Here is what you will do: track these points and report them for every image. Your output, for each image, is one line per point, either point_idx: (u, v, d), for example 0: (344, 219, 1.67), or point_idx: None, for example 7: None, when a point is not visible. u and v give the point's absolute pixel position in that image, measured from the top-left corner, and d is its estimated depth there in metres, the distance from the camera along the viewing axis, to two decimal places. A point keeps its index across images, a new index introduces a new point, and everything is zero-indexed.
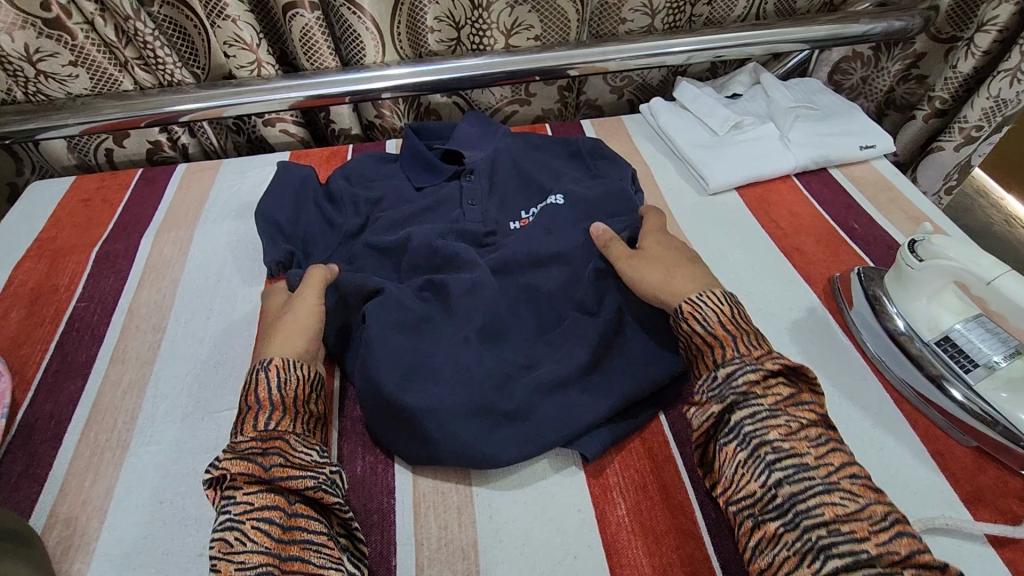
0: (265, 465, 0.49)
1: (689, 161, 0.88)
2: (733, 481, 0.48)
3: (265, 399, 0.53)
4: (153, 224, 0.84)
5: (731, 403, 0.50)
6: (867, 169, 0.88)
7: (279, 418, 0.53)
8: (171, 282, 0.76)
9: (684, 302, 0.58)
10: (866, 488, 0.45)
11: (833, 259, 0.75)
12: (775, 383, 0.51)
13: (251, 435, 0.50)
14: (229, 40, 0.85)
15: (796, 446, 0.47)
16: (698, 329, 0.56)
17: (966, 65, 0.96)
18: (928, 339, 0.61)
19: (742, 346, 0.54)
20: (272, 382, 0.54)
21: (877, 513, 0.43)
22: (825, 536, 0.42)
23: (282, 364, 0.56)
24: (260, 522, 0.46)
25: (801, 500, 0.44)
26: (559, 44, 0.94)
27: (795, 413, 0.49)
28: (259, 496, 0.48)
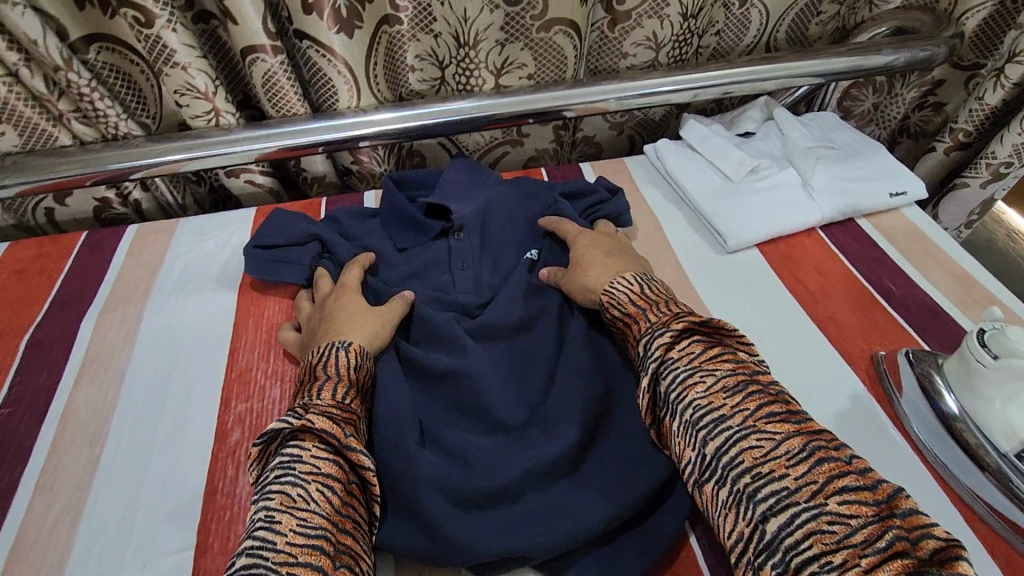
0: (343, 431, 0.48)
1: (702, 213, 0.79)
2: (674, 452, 0.47)
3: (342, 374, 0.54)
4: (96, 302, 0.73)
5: (652, 370, 0.49)
6: (896, 217, 0.80)
7: (352, 397, 0.53)
8: (115, 378, 0.65)
9: (602, 294, 0.60)
10: (784, 422, 0.43)
11: (873, 331, 0.66)
12: (689, 341, 0.50)
13: (333, 401, 0.51)
14: (180, 88, 0.75)
15: (712, 398, 0.45)
16: (616, 313, 0.57)
17: (994, 98, 0.88)
18: (1008, 451, 0.53)
19: (654, 314, 0.54)
20: (351, 362, 0.56)
21: (795, 446, 0.41)
22: (750, 483, 0.41)
23: (358, 351, 0.57)
24: (326, 488, 0.44)
25: (724, 452, 0.43)
26: (555, 83, 0.85)
27: (708, 365, 0.48)
28: (327, 463, 0.46)
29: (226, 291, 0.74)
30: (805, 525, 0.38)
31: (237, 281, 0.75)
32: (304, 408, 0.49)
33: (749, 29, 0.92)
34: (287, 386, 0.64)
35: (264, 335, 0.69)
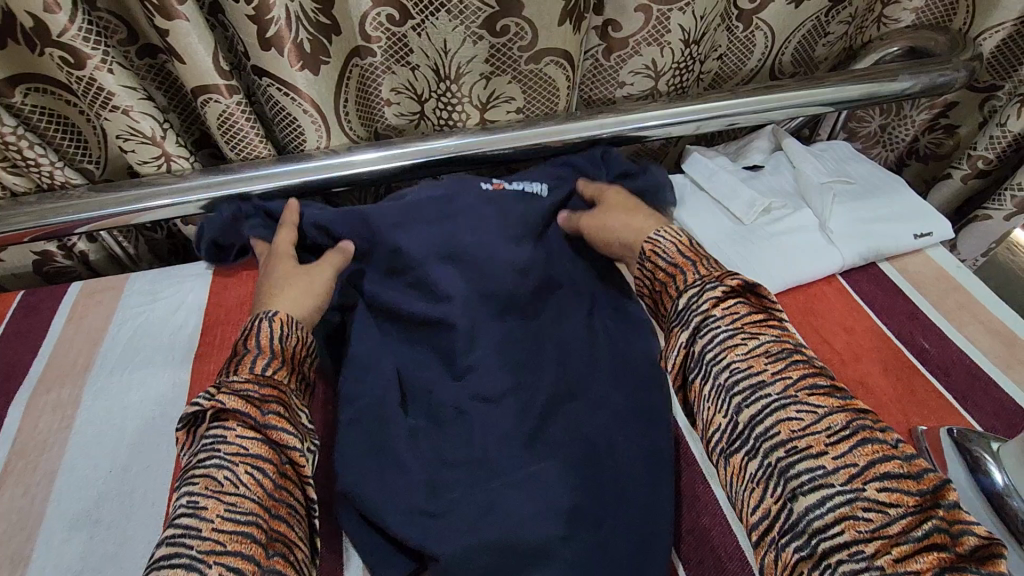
0: (261, 411, 0.48)
1: (713, 261, 0.72)
2: (704, 418, 0.49)
3: (265, 346, 0.53)
4: (29, 380, 0.64)
5: (694, 327, 0.51)
6: (923, 261, 0.73)
7: (278, 369, 0.53)
8: (45, 478, 0.56)
9: (645, 241, 0.60)
10: (827, 397, 0.44)
11: (910, 401, 0.59)
12: (735, 302, 0.51)
13: (249, 377, 0.50)
14: (123, 132, 0.66)
15: (753, 364, 0.47)
16: (660, 262, 0.58)
17: (1018, 124, 0.82)
18: None
19: (700, 269, 0.55)
20: (273, 334, 0.54)
21: (836, 424, 0.42)
22: (784, 458, 0.42)
23: (286, 321, 0.56)
24: (254, 471, 0.45)
25: (759, 423, 0.45)
26: (546, 118, 0.77)
27: (752, 331, 0.49)
28: (256, 444, 0.47)
29: (179, 363, 0.65)
30: (836, 508, 0.39)
31: (192, 351, 0.66)
32: (218, 388, 0.49)
33: (753, 52, 0.85)
34: None
35: None
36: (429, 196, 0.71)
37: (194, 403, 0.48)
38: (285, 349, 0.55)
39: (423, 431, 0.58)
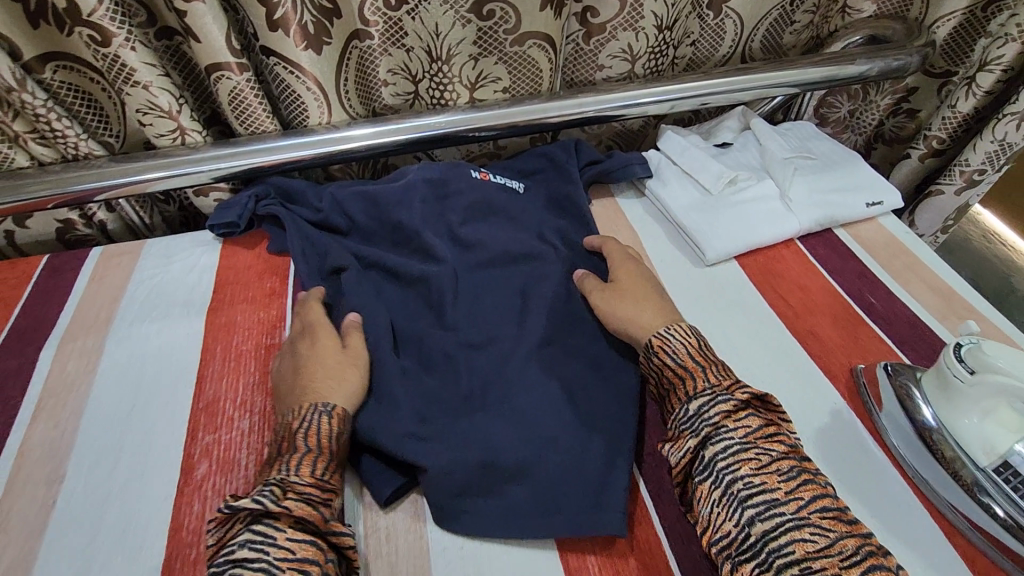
0: (319, 515, 0.48)
1: (682, 227, 0.79)
2: (710, 520, 0.49)
3: (320, 443, 0.53)
4: (57, 330, 0.70)
5: (706, 437, 0.51)
6: (875, 228, 0.80)
7: (330, 470, 0.53)
8: (73, 412, 0.62)
9: (654, 336, 0.59)
10: (837, 520, 0.46)
11: (854, 345, 0.65)
12: (746, 415, 0.52)
13: (312, 480, 0.50)
14: (143, 107, 0.72)
15: (767, 481, 0.48)
16: (668, 361, 0.57)
17: (966, 106, 0.89)
18: (984, 465, 0.52)
19: (712, 375, 0.55)
20: (332, 431, 0.54)
21: (848, 547, 0.44)
22: (799, 575, 0.43)
23: (342, 415, 0.56)
24: (304, 574, 0.44)
25: (771, 538, 0.46)
26: (530, 97, 0.84)
27: (765, 445, 0.50)
28: (306, 546, 0.47)
29: (193, 317, 0.71)
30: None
31: (205, 306, 0.72)
32: (279, 487, 0.48)
33: (725, 38, 0.91)
34: (257, 419, 0.62)
35: (232, 364, 0.66)
36: (425, 176, 0.80)
37: (250, 498, 0.47)
38: (338, 449, 0.55)
39: (414, 372, 0.65)
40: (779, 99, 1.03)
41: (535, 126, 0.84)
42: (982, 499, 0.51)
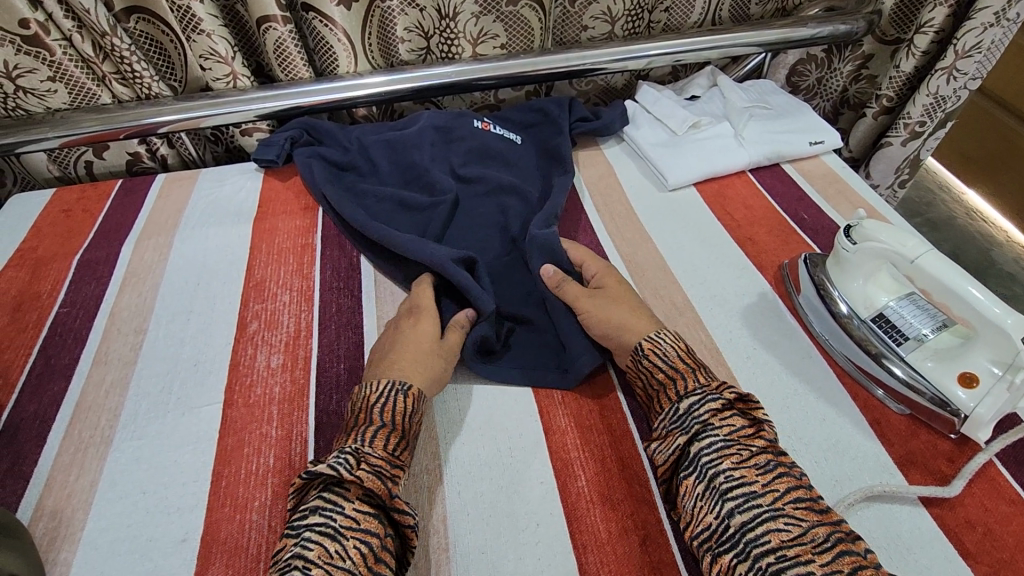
0: (387, 489, 0.49)
1: (650, 160, 0.92)
2: (692, 515, 0.49)
3: (396, 422, 0.54)
4: (133, 231, 0.86)
5: (693, 432, 0.52)
6: (817, 163, 0.94)
7: (400, 445, 0.54)
8: (152, 287, 0.78)
9: (644, 340, 0.60)
10: (810, 510, 0.46)
11: (783, 247, 0.80)
12: (731, 414, 0.53)
13: (384, 454, 0.51)
14: (205, 53, 0.89)
15: (746, 473, 0.48)
16: (658, 363, 0.57)
17: (907, 65, 1.01)
18: (865, 316, 0.65)
19: (701, 378, 0.56)
20: (406, 409, 0.56)
21: (819, 535, 0.44)
22: (773, 563, 0.43)
23: (417, 396, 0.57)
24: (362, 544, 0.46)
25: (749, 527, 0.45)
26: (524, 52, 1.00)
27: (747, 441, 0.51)
28: (368, 519, 0.48)
29: (243, 224, 0.87)
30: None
31: (252, 216, 0.88)
32: (356, 455, 0.50)
33: (695, 6, 1.05)
34: (295, 294, 0.76)
35: (275, 257, 0.82)
36: (434, 124, 0.92)
37: (328, 461, 0.49)
38: (411, 429, 0.56)
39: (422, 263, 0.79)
40: (766, 55, 1.13)
41: (528, 77, 0.99)
42: (863, 344, 0.64)
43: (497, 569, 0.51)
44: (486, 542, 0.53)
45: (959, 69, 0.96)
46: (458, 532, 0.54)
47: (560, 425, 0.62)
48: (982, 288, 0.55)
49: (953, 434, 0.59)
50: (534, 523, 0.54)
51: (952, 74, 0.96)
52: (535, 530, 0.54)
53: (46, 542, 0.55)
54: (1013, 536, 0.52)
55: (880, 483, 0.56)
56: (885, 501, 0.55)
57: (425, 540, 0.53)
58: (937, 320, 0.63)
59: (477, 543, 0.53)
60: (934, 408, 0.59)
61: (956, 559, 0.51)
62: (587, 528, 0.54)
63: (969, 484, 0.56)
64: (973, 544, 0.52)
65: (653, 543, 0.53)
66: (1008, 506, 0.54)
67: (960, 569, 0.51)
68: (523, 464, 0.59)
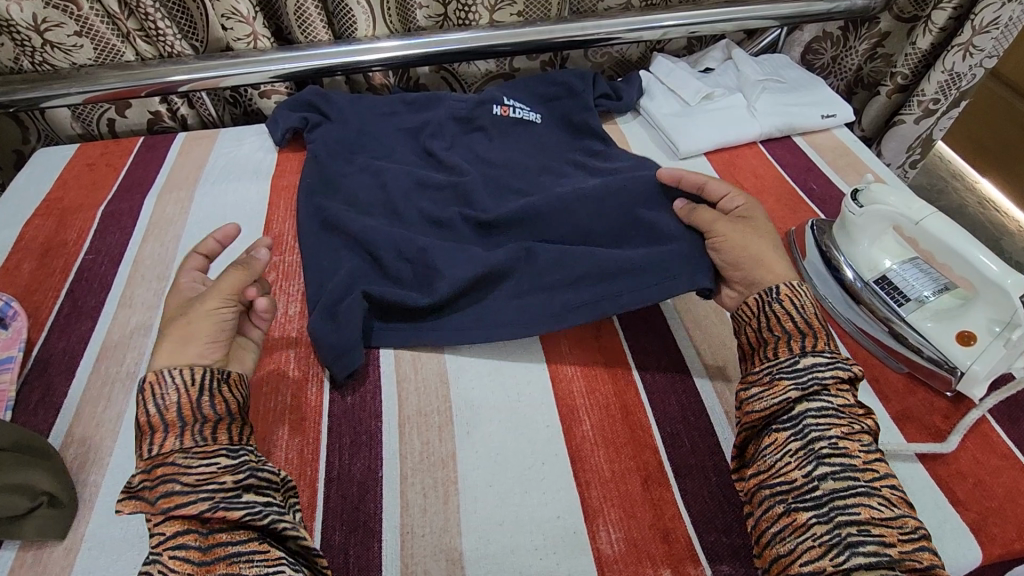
0: (154, 496, 0.47)
1: (661, 129, 0.93)
2: (774, 466, 0.50)
3: (151, 423, 0.51)
4: (155, 185, 0.88)
5: (809, 391, 0.51)
6: (829, 136, 0.95)
7: (182, 435, 0.50)
8: (173, 237, 0.80)
9: (785, 284, 0.58)
10: (901, 501, 0.47)
11: (791, 216, 0.81)
12: (848, 388, 0.53)
13: (138, 469, 0.49)
14: (227, 12, 0.90)
15: (850, 447, 0.49)
16: (795, 314, 0.56)
17: (924, 42, 1.01)
18: (868, 278, 0.67)
19: (830, 343, 0.55)
20: (156, 404, 0.51)
21: (908, 524, 0.45)
22: (856, 535, 0.44)
23: (155, 381, 0.52)
24: (176, 552, 0.45)
25: (840, 495, 0.46)
26: (541, 20, 1.01)
27: (857, 419, 0.51)
28: (171, 526, 0.46)
29: (262, 180, 0.89)
30: None
31: (269, 173, 0.90)
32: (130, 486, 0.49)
33: None
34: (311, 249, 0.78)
35: (293, 212, 0.83)
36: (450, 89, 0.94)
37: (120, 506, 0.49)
38: (172, 411, 0.51)
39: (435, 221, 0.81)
40: (781, 30, 1.13)
41: (544, 44, 0.99)
42: (866, 306, 0.66)
43: (503, 501, 0.54)
44: (492, 477, 0.56)
45: (976, 45, 0.96)
46: (466, 467, 0.56)
47: (567, 373, 0.64)
48: (995, 258, 0.56)
49: (949, 392, 0.60)
50: (539, 462, 0.57)
51: (969, 50, 0.97)
52: (540, 468, 0.56)
53: (75, 466, 0.58)
54: (1003, 487, 0.54)
55: (882, 442, 0.57)
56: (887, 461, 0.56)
57: (434, 474, 0.56)
58: (939, 284, 0.64)
59: (482, 478, 0.56)
60: (931, 367, 0.61)
61: (947, 506, 0.53)
62: (594, 476, 0.56)
63: (963, 439, 0.57)
64: (964, 492, 0.54)
65: (655, 483, 0.55)
66: (1000, 459, 0.56)
67: (950, 516, 0.53)
68: (530, 408, 0.61)
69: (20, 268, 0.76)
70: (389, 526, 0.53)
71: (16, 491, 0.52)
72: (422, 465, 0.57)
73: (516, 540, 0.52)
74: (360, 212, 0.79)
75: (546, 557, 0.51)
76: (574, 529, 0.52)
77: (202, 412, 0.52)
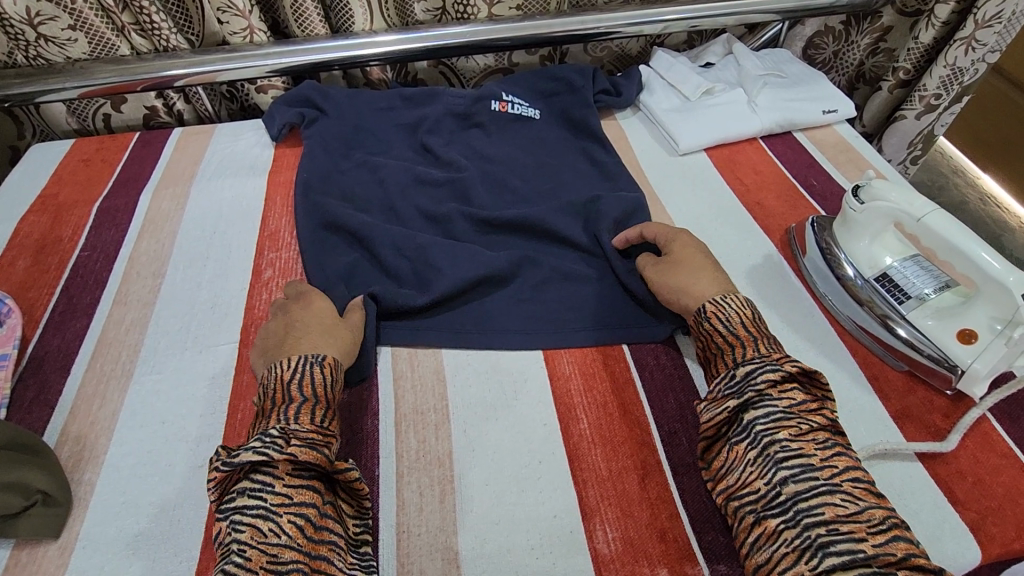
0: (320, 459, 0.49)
1: (661, 124, 0.93)
2: (738, 478, 0.50)
3: (315, 393, 0.53)
4: (151, 182, 0.87)
5: (748, 399, 0.51)
6: (829, 132, 0.94)
7: (326, 417, 0.53)
8: (169, 234, 0.79)
9: (707, 303, 0.59)
10: (867, 491, 0.46)
11: (791, 212, 0.80)
12: (792, 386, 0.52)
13: (311, 426, 0.50)
14: (222, 6, 0.89)
15: (804, 447, 0.48)
16: (720, 328, 0.57)
17: (926, 36, 1.00)
18: (869, 276, 0.66)
19: (761, 347, 0.55)
20: (325, 380, 0.55)
21: (876, 516, 0.45)
22: (825, 535, 0.44)
23: (334, 365, 0.57)
24: (298, 517, 0.46)
25: (803, 498, 0.46)
26: (540, 13, 1.00)
27: (806, 416, 0.50)
28: (299, 491, 0.47)
29: (258, 176, 0.88)
30: None
31: (266, 169, 0.89)
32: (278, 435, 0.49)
33: None
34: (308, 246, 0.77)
35: (289, 209, 0.83)
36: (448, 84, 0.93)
37: (245, 450, 0.47)
38: (331, 396, 0.55)
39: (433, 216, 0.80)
40: (782, 24, 1.12)
41: (543, 38, 0.98)
42: (864, 304, 0.65)
43: (500, 500, 0.54)
44: (489, 475, 0.56)
45: (978, 39, 0.95)
46: (463, 465, 0.56)
47: (564, 371, 0.64)
48: (996, 254, 0.56)
49: (949, 391, 0.60)
50: (536, 461, 0.56)
51: (971, 44, 0.96)
52: (538, 467, 0.56)
53: (71, 464, 0.58)
54: (1002, 486, 0.54)
55: (880, 442, 0.56)
56: (885, 461, 0.56)
57: (431, 472, 0.56)
58: (940, 281, 0.63)
59: (479, 477, 0.55)
60: (931, 365, 0.60)
61: (945, 506, 0.53)
62: (593, 475, 0.55)
63: (962, 438, 0.57)
64: (962, 492, 0.54)
65: (653, 480, 0.55)
66: (1000, 458, 0.56)
67: (947, 515, 0.52)
68: (528, 406, 0.61)
69: (14, 264, 0.75)
70: (386, 525, 0.52)
71: (9, 490, 0.52)
72: (418, 464, 0.56)
73: (513, 539, 0.52)
74: (356, 208, 0.78)
75: (543, 557, 0.51)
76: (571, 529, 0.52)
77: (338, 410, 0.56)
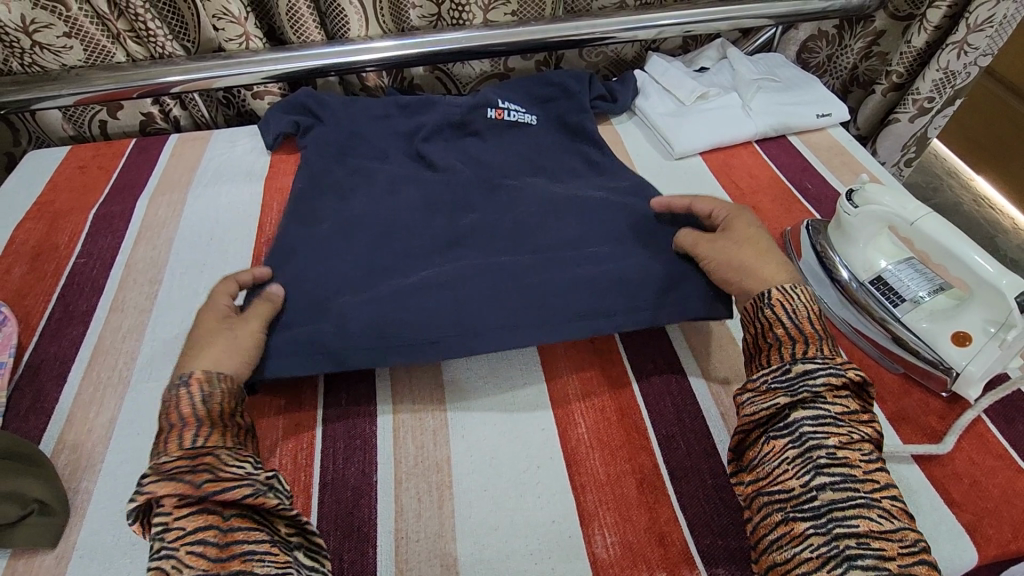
0: (192, 483, 0.47)
1: (656, 128, 0.93)
2: (772, 474, 0.50)
3: (187, 415, 0.51)
4: (147, 188, 0.87)
5: (802, 399, 0.51)
6: (824, 135, 0.95)
7: (209, 433, 0.51)
8: (166, 240, 0.79)
9: (775, 289, 0.58)
10: (902, 512, 0.47)
11: (786, 216, 0.81)
12: (846, 394, 0.52)
13: (177, 454, 0.48)
14: (217, 13, 0.89)
15: (850, 457, 0.48)
16: (784, 318, 0.55)
17: (919, 40, 1.00)
18: (863, 279, 0.67)
19: (824, 348, 0.54)
20: (196, 397, 0.52)
21: (908, 538, 0.45)
22: (854, 547, 0.44)
23: (204, 377, 0.53)
24: (195, 545, 0.44)
25: (839, 507, 0.46)
26: (535, 19, 1.01)
27: (857, 426, 0.50)
28: (190, 520, 0.46)
29: (255, 182, 0.88)
30: None
31: (263, 175, 0.89)
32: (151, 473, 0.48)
33: None
34: None
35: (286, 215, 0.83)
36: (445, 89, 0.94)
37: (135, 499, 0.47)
38: (215, 409, 0.52)
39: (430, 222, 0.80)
40: (776, 29, 1.12)
41: (539, 43, 0.99)
42: (861, 306, 0.66)
43: (498, 505, 0.54)
44: (487, 481, 0.56)
45: (970, 44, 0.96)
46: (461, 471, 0.56)
47: (562, 374, 0.64)
48: (987, 257, 0.57)
49: (944, 393, 0.60)
50: (534, 465, 0.57)
51: (963, 48, 0.97)
52: (536, 471, 0.56)
53: (68, 473, 0.57)
54: (999, 487, 0.54)
55: (880, 443, 0.57)
56: (890, 464, 0.56)
57: (429, 477, 0.56)
58: (934, 284, 0.64)
59: (476, 481, 0.56)
60: (926, 367, 0.61)
61: (941, 507, 0.53)
62: (591, 480, 0.55)
63: (957, 439, 0.57)
64: (959, 493, 0.54)
65: (649, 485, 0.55)
66: (995, 459, 0.56)
67: (944, 515, 0.53)
68: (525, 410, 0.61)
69: (10, 273, 0.75)
70: (384, 530, 0.52)
71: (5, 499, 0.52)
72: (417, 469, 0.56)
73: (512, 544, 0.52)
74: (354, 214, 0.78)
75: (542, 562, 0.51)
76: (568, 533, 0.52)
77: (238, 416, 0.54)
